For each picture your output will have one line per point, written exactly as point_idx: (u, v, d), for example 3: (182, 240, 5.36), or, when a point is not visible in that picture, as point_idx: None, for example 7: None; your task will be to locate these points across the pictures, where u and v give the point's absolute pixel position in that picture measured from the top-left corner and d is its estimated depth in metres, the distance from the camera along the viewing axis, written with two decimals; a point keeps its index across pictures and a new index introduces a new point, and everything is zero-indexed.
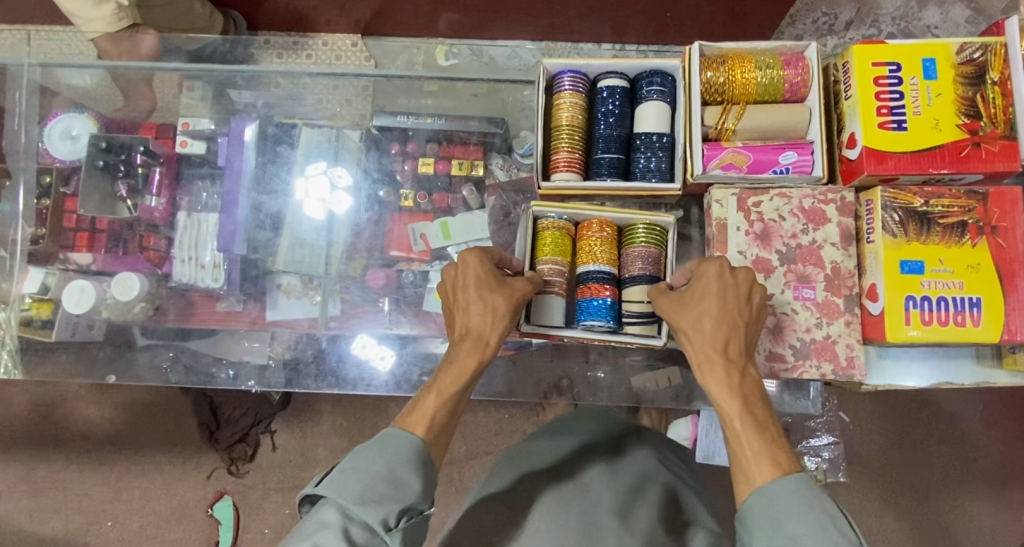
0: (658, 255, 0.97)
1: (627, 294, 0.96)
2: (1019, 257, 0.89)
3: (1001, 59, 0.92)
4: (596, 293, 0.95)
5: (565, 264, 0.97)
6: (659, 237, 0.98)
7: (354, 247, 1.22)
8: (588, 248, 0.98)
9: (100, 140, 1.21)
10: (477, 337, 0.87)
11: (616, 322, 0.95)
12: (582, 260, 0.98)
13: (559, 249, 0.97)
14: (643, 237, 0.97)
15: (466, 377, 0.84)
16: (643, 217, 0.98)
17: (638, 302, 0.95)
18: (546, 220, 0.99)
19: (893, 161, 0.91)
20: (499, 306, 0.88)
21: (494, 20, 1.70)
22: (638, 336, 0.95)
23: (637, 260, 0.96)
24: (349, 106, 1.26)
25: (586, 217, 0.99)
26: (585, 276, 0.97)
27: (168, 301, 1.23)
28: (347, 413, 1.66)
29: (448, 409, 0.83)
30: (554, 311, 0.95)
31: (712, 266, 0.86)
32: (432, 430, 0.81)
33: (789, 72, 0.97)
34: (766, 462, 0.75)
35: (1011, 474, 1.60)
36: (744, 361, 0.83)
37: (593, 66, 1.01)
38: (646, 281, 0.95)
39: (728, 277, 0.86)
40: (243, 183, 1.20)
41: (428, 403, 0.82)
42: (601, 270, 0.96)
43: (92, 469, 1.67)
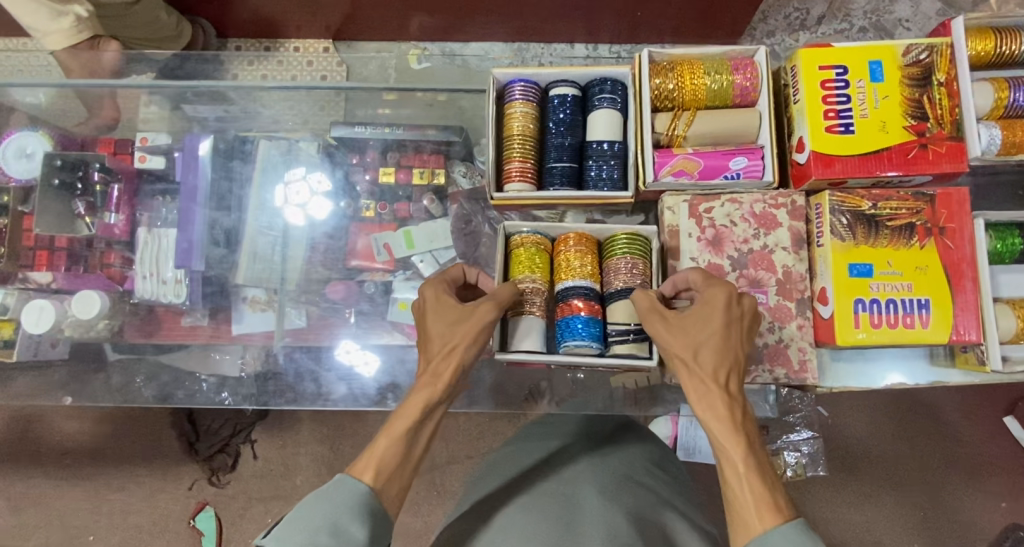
0: (642, 265, 0.95)
1: (612, 310, 0.94)
2: (967, 258, 0.90)
3: (947, 60, 0.93)
4: (579, 312, 0.92)
5: (543, 282, 0.95)
6: (641, 247, 0.95)
7: (311, 261, 1.22)
8: (567, 263, 0.96)
9: (54, 158, 1.18)
10: (432, 372, 0.87)
11: (603, 342, 0.93)
12: (560, 276, 0.96)
13: (535, 266, 0.96)
14: (625, 247, 0.95)
15: (412, 414, 0.83)
16: (625, 228, 0.96)
17: (623, 315, 0.93)
18: (519, 236, 0.98)
19: (841, 165, 0.91)
20: (453, 338, 0.87)
21: (466, 22, 1.65)
22: (627, 355, 0.93)
23: (621, 273, 0.94)
24: (308, 120, 1.27)
25: (563, 232, 0.98)
26: (566, 293, 0.94)
27: (129, 319, 1.21)
28: (326, 421, 1.63)
29: (399, 450, 0.82)
30: (536, 334, 0.93)
31: (720, 292, 0.83)
32: (381, 475, 0.79)
33: (737, 77, 0.97)
34: (768, 508, 0.73)
35: (995, 464, 1.59)
36: (742, 395, 0.81)
37: (543, 75, 1.01)
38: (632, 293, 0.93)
39: (736, 307, 0.83)
40: (198, 200, 1.20)
41: (379, 446, 0.81)
42: (581, 285, 0.94)
43: (69, 485, 1.65)
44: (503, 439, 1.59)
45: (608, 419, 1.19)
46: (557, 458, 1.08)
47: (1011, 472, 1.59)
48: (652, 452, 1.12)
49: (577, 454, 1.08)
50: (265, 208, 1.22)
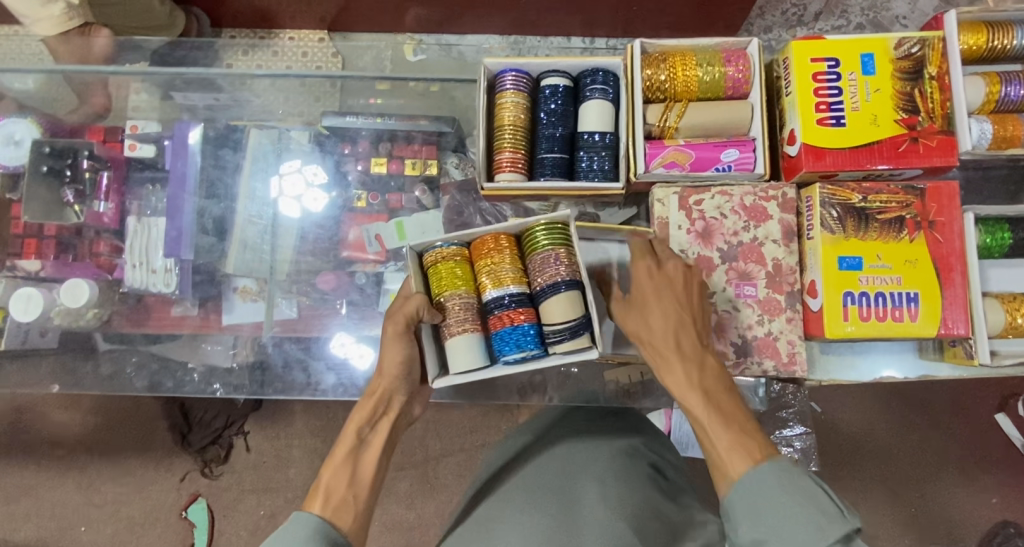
0: (566, 255, 0.91)
1: (546, 310, 0.90)
2: (955, 252, 0.90)
3: (939, 54, 0.93)
4: (510, 322, 0.90)
5: (471, 294, 0.92)
6: (563, 235, 0.92)
7: (303, 249, 1.22)
8: (490, 270, 0.91)
9: (43, 145, 1.18)
10: (371, 394, 0.95)
11: (540, 346, 0.90)
12: (487, 286, 0.92)
13: (458, 279, 0.92)
14: (546, 239, 0.91)
15: (346, 438, 0.91)
16: (541, 218, 0.91)
17: (557, 315, 0.89)
18: (435, 252, 0.93)
19: (831, 158, 0.91)
20: (383, 366, 0.94)
21: (461, 14, 1.64)
22: (571, 353, 0.90)
23: (543, 268, 0.90)
24: (300, 109, 1.26)
25: (477, 237, 0.93)
26: (494, 305, 0.91)
27: (119, 309, 1.21)
28: (320, 413, 1.63)
29: (343, 476, 0.87)
30: (467, 354, 0.90)
31: (645, 262, 0.88)
32: (329, 503, 0.84)
33: (730, 69, 0.97)
34: (737, 455, 0.74)
35: (986, 460, 1.59)
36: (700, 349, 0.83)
37: (534, 64, 1.01)
38: (562, 290, 0.89)
39: (663, 273, 0.88)
40: (188, 188, 1.20)
41: (323, 479, 0.86)
42: (508, 294, 0.91)
43: (61, 475, 1.64)
44: (496, 433, 1.58)
45: (609, 409, 1.18)
46: (549, 447, 1.08)
47: (1002, 469, 1.59)
48: (645, 442, 1.11)
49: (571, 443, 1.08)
50: (256, 197, 1.22)
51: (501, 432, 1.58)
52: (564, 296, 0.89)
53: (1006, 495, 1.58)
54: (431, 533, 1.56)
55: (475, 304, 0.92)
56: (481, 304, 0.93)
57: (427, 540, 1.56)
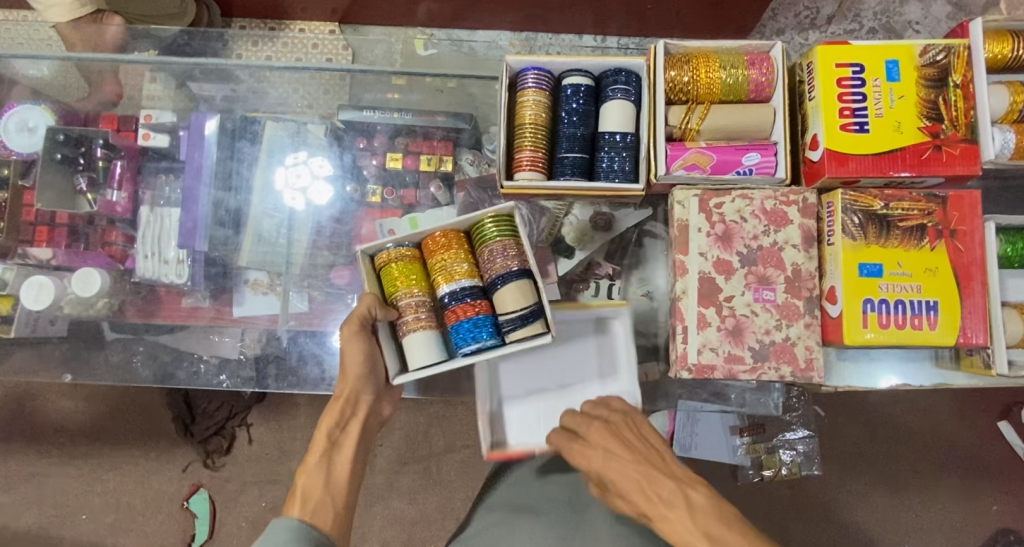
0: (514, 245, 0.94)
1: (498, 300, 0.93)
2: (976, 261, 0.90)
3: (964, 62, 0.92)
4: (464, 315, 0.92)
5: (423, 292, 0.96)
6: (510, 226, 0.95)
7: (316, 243, 1.21)
8: (440, 267, 0.95)
9: (57, 132, 1.16)
10: (337, 399, 1.00)
11: (496, 335, 0.93)
12: (440, 283, 0.95)
13: (410, 278, 0.96)
14: (494, 232, 0.94)
15: (316, 444, 0.97)
16: (488, 211, 0.94)
17: (510, 302, 0.92)
18: (386, 254, 0.97)
19: (854, 164, 0.91)
20: (346, 367, 0.97)
21: (473, 10, 1.62)
22: (526, 340, 0.92)
23: (493, 258, 0.94)
24: (315, 101, 1.25)
25: (425, 236, 0.97)
26: (447, 300, 0.94)
27: (130, 298, 1.20)
28: (323, 407, 1.62)
29: (318, 480, 0.93)
30: (424, 349, 0.93)
31: (573, 445, 0.89)
32: (306, 506, 0.90)
33: (753, 72, 0.97)
34: None
35: (987, 467, 1.60)
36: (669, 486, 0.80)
37: (557, 63, 1.00)
38: (512, 279, 0.92)
39: (590, 447, 0.88)
40: (203, 179, 1.19)
41: (300, 483, 0.93)
42: (461, 287, 0.94)
43: (64, 463, 1.64)
44: None
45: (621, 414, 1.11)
46: None
47: (1003, 477, 1.59)
48: None
49: None
50: (269, 190, 1.21)
51: None
52: (514, 284, 0.92)
53: (1006, 503, 1.59)
54: (433, 528, 1.56)
55: (429, 301, 0.95)
56: (437, 301, 0.96)
57: (428, 535, 1.56)
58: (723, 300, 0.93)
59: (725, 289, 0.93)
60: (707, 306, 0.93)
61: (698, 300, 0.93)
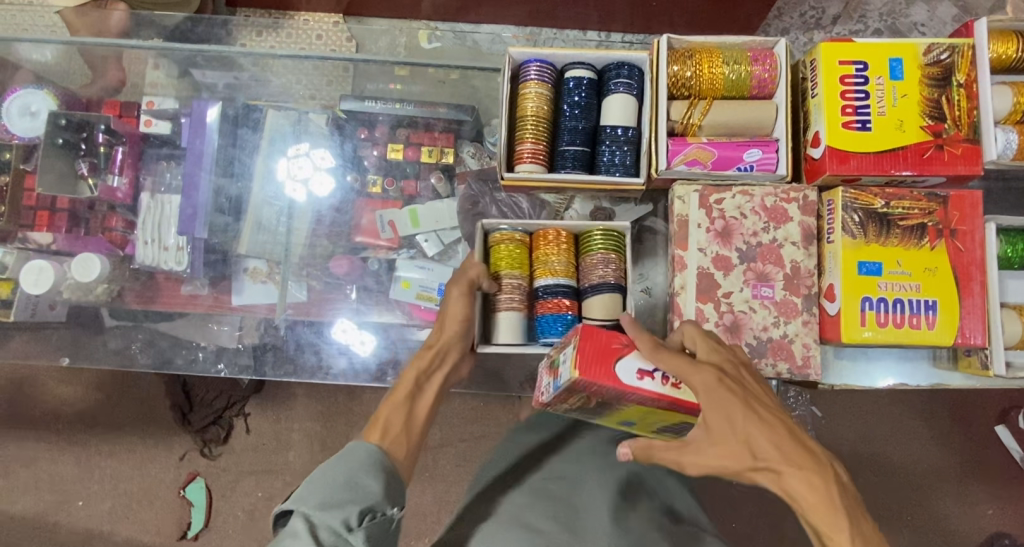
0: (616, 259, 0.99)
1: (588, 306, 0.99)
2: (976, 262, 0.90)
3: (968, 61, 0.92)
4: (557, 309, 0.98)
5: (523, 277, 1.00)
6: (615, 241, 1.00)
7: (316, 233, 1.21)
8: (544, 259, 1.00)
9: (60, 117, 1.17)
10: (427, 346, 0.97)
11: None
12: (539, 273, 1.00)
13: (515, 262, 1.00)
14: (601, 243, 0.99)
15: (404, 382, 0.94)
16: (599, 224, 1.00)
17: (600, 310, 0.98)
18: (499, 233, 1.01)
19: (855, 162, 0.90)
20: (444, 322, 0.97)
21: (478, 4, 1.62)
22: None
23: (596, 268, 0.99)
24: (318, 91, 1.25)
25: (540, 228, 1.02)
26: (544, 292, 0.99)
27: (129, 284, 1.20)
28: (321, 398, 1.63)
29: (400, 415, 0.90)
30: (515, 330, 0.98)
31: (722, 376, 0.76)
32: (387, 436, 0.86)
33: (756, 68, 0.96)
34: None
35: (983, 470, 1.60)
36: (807, 447, 0.72)
37: (559, 56, 1.00)
38: (608, 290, 0.98)
39: (731, 378, 0.76)
40: (204, 165, 1.19)
41: (383, 414, 0.89)
42: (559, 284, 0.99)
43: (62, 449, 1.64)
44: (497, 424, 1.58)
45: None
46: (557, 441, 1.07)
47: (1000, 480, 1.59)
48: None
49: (578, 439, 1.07)
50: (270, 178, 1.21)
51: (501, 424, 1.58)
52: (608, 295, 0.98)
53: (1001, 506, 1.59)
54: (428, 521, 1.56)
55: (526, 287, 1.00)
56: (532, 289, 1.01)
57: (423, 528, 1.56)
58: (721, 296, 0.93)
59: (723, 285, 0.93)
60: (704, 302, 0.92)
61: (696, 296, 0.93)
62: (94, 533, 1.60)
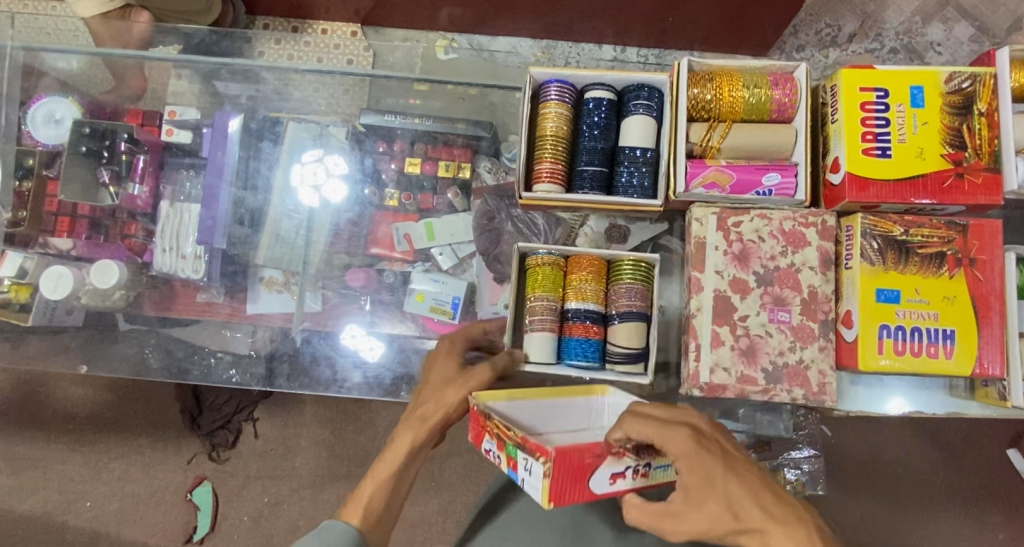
0: (645, 291, 0.98)
1: (613, 331, 0.98)
2: (995, 292, 0.89)
3: (990, 90, 0.92)
4: (582, 334, 0.98)
5: (556, 299, 0.99)
6: (646, 273, 0.99)
7: (333, 244, 1.22)
8: (576, 284, 0.99)
9: (84, 125, 1.19)
10: (418, 416, 0.93)
11: (601, 360, 0.99)
12: (570, 296, 1.00)
13: (549, 285, 0.99)
14: (630, 274, 0.98)
15: (397, 459, 0.91)
16: (629, 254, 0.99)
17: (625, 337, 0.97)
18: (535, 256, 1.01)
19: (875, 189, 0.90)
20: (444, 398, 0.92)
21: (496, 17, 1.62)
22: (628, 376, 0.98)
23: (623, 297, 0.98)
24: (335, 104, 1.26)
25: (576, 253, 1.00)
26: (573, 316, 0.98)
27: (147, 291, 1.21)
28: (330, 405, 1.63)
29: (384, 493, 0.89)
30: (541, 352, 0.97)
31: (685, 436, 0.73)
32: (367, 517, 0.87)
33: (776, 92, 0.97)
34: None
35: (996, 495, 1.58)
36: (792, 505, 0.70)
37: (579, 76, 1.01)
38: (635, 319, 0.97)
39: (706, 436, 0.74)
40: (224, 177, 1.20)
41: (367, 489, 0.89)
42: (588, 309, 0.99)
43: (72, 449, 1.65)
44: None
45: None
46: None
47: (1011, 506, 1.58)
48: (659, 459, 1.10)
49: None
50: (289, 190, 1.22)
51: None
52: (634, 323, 0.97)
53: (1012, 531, 1.57)
54: (434, 530, 1.56)
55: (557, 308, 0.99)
56: (562, 310, 1.00)
57: (428, 538, 1.56)
58: (737, 319, 0.92)
59: (740, 308, 0.92)
60: (720, 325, 0.92)
61: (712, 318, 0.92)
62: (101, 534, 1.61)
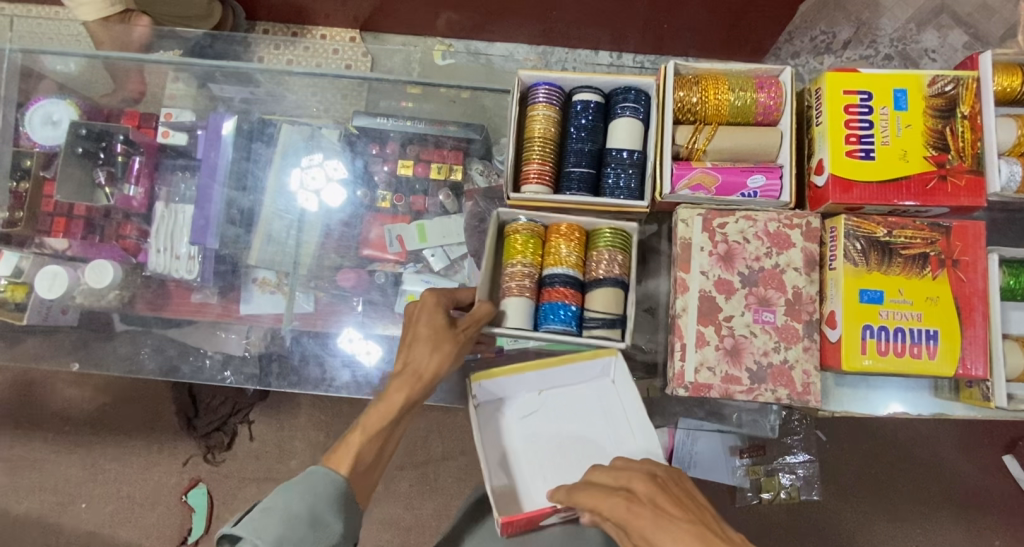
0: (623, 258, 0.99)
1: (590, 297, 0.98)
2: (978, 292, 0.90)
3: (973, 94, 0.93)
4: (560, 298, 0.97)
5: (535, 265, 0.98)
6: (624, 241, 0.99)
7: (326, 243, 1.23)
8: (555, 249, 0.99)
9: (80, 127, 1.20)
10: (411, 373, 0.92)
11: (578, 326, 0.97)
12: (549, 262, 0.99)
13: (528, 251, 0.99)
14: (609, 240, 0.99)
15: (389, 414, 0.91)
16: (608, 221, 0.99)
17: (602, 302, 0.97)
18: (515, 222, 1.00)
19: (859, 191, 0.91)
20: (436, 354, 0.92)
21: (492, 23, 1.63)
22: (603, 339, 0.97)
23: (602, 263, 0.98)
24: (329, 107, 1.28)
25: (555, 221, 1.01)
26: (551, 280, 0.98)
27: (141, 291, 1.22)
28: (325, 408, 1.64)
29: (374, 446, 0.91)
30: (519, 314, 0.96)
31: (614, 499, 0.78)
32: (355, 467, 0.88)
33: (762, 95, 0.98)
34: None
35: (991, 501, 1.58)
36: None
37: (568, 79, 1.02)
38: (612, 284, 0.97)
39: (638, 499, 0.77)
40: (218, 178, 1.22)
41: (354, 442, 0.89)
42: (567, 274, 0.98)
43: (68, 451, 1.66)
44: None
45: None
46: None
47: (1007, 511, 1.57)
48: None
49: None
50: (282, 192, 1.23)
51: None
52: (611, 289, 0.97)
53: (1007, 537, 1.57)
54: (427, 534, 1.56)
55: (535, 274, 0.98)
56: (540, 277, 1.00)
57: (422, 542, 1.55)
58: (723, 319, 0.93)
59: (725, 308, 0.93)
60: (705, 325, 0.93)
61: (697, 318, 0.93)
62: (95, 536, 1.61)
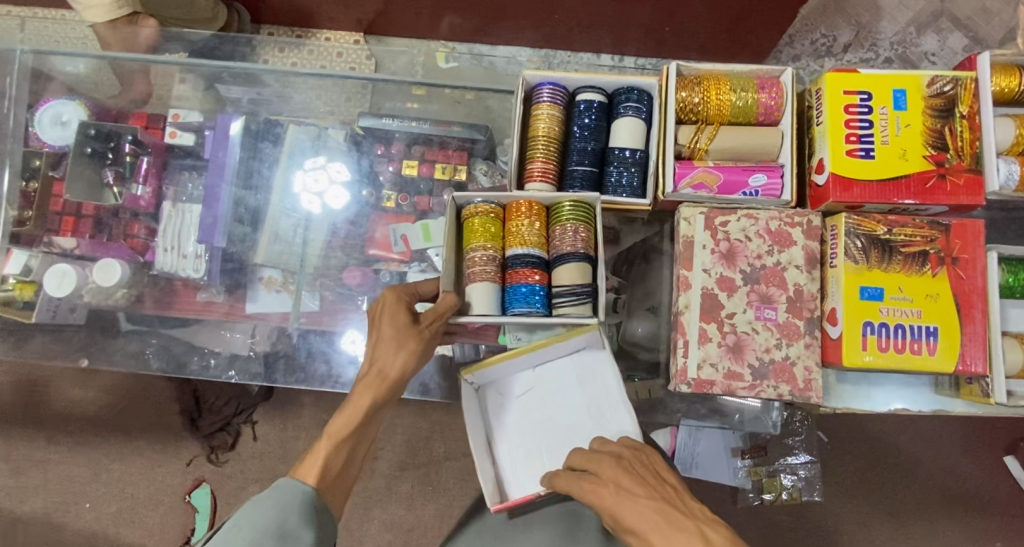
0: (586, 230, 0.96)
1: (556, 274, 0.95)
2: (978, 289, 0.91)
3: (971, 94, 0.94)
4: (523, 279, 0.95)
5: (496, 249, 0.96)
6: (586, 213, 0.97)
7: (331, 243, 1.25)
8: (515, 230, 0.97)
9: (89, 127, 1.22)
10: (376, 375, 0.90)
11: (547, 306, 0.95)
12: (511, 244, 0.97)
13: (489, 234, 0.97)
14: (570, 214, 0.96)
15: (355, 419, 0.89)
16: (568, 195, 0.96)
17: (568, 276, 0.94)
18: (470, 207, 0.98)
19: (859, 189, 0.92)
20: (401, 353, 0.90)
21: (496, 26, 1.65)
22: (575, 316, 0.94)
23: (566, 238, 0.96)
24: (335, 107, 1.29)
25: (514, 200, 0.98)
26: (514, 261, 0.96)
27: (147, 290, 1.23)
28: (328, 407, 1.65)
29: (342, 454, 0.89)
30: (484, 300, 0.94)
31: (581, 483, 0.81)
32: (325, 476, 0.87)
33: (763, 96, 0.99)
34: None
35: (992, 502, 1.58)
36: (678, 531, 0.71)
37: (571, 79, 1.04)
38: (575, 259, 0.95)
39: (602, 482, 0.80)
40: (225, 177, 1.24)
41: (323, 449, 0.88)
42: (530, 254, 0.96)
43: (72, 450, 1.67)
44: None
45: None
46: None
47: (1008, 512, 1.58)
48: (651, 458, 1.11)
49: None
50: (289, 192, 1.25)
51: None
52: (576, 264, 0.94)
53: (1007, 538, 1.57)
54: (430, 534, 1.56)
55: (498, 258, 0.96)
56: (504, 260, 0.98)
57: (425, 542, 1.56)
58: (725, 316, 0.94)
59: (727, 305, 0.94)
60: (707, 322, 0.94)
61: (700, 315, 0.94)
62: (100, 535, 1.62)
